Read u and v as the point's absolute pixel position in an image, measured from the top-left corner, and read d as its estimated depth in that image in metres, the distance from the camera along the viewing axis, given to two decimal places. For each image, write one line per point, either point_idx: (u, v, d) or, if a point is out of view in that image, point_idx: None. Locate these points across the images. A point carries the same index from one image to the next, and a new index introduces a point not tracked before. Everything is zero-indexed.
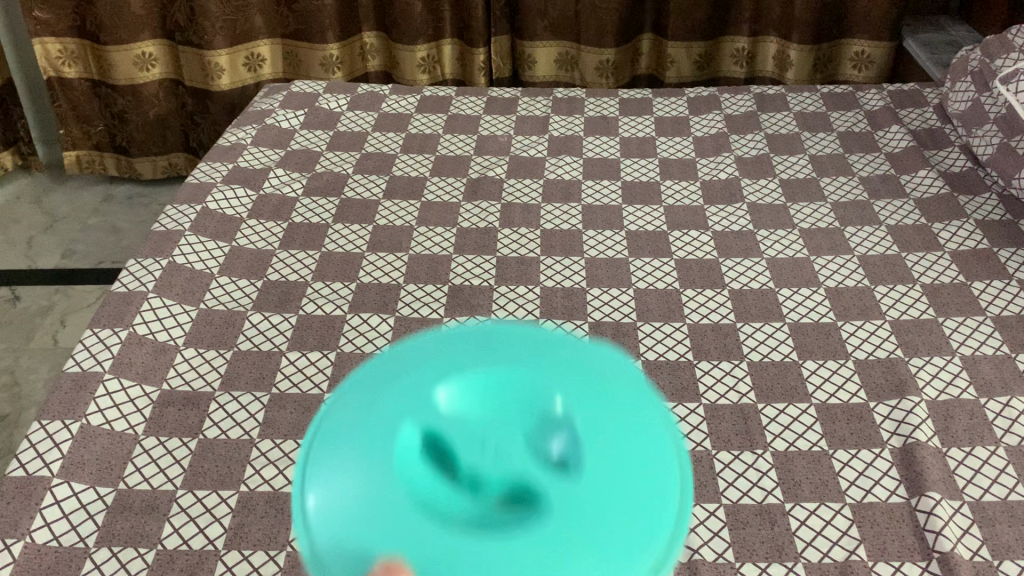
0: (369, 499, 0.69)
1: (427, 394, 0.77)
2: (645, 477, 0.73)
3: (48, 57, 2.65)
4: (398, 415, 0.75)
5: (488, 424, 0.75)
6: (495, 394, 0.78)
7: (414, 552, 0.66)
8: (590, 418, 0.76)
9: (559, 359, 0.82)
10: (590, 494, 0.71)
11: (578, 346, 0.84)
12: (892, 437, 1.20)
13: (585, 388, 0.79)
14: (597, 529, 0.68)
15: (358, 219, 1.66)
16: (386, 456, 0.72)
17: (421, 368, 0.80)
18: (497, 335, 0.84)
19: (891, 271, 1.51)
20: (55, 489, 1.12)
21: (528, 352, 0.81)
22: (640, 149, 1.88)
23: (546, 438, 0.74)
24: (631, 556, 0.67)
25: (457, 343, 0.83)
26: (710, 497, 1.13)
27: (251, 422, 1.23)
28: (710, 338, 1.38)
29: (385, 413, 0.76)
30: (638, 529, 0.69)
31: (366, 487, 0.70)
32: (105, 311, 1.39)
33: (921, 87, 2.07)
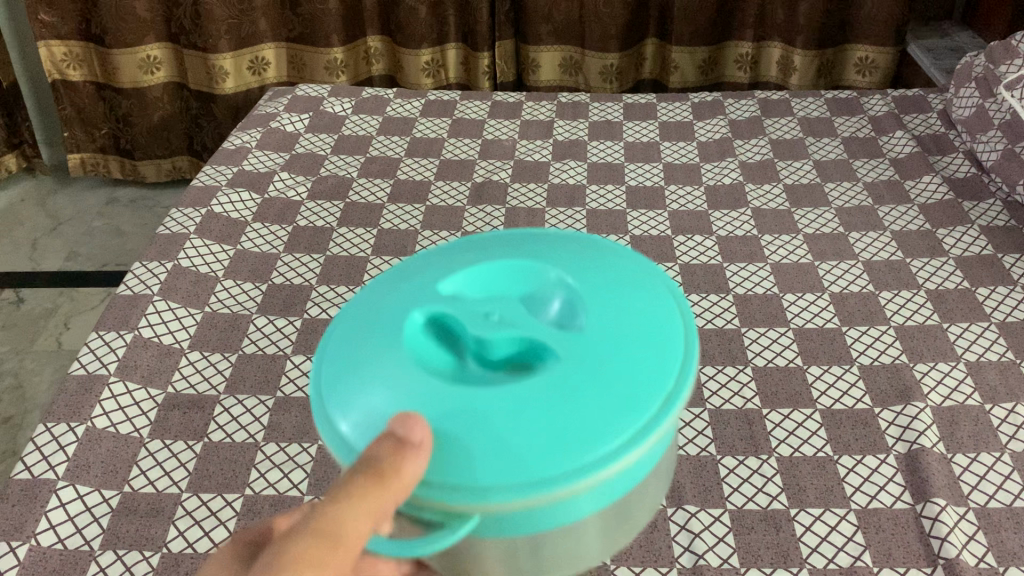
0: (388, 370, 0.77)
1: (430, 287, 0.86)
2: (644, 316, 0.82)
3: (53, 60, 2.66)
4: (405, 305, 0.84)
5: (491, 301, 0.84)
6: (493, 278, 0.87)
7: (434, 410, 0.73)
8: (586, 283, 0.85)
9: (549, 247, 0.91)
10: (595, 339, 0.78)
11: (564, 236, 0.95)
12: (897, 442, 1.20)
13: (578, 263, 0.88)
14: (604, 368, 0.76)
15: (363, 223, 1.66)
16: (398, 338, 0.80)
17: (425, 269, 0.90)
18: (490, 238, 0.95)
19: (896, 277, 1.51)
20: (60, 491, 1.12)
21: (522, 246, 0.91)
22: (645, 154, 1.88)
23: (544, 306, 0.84)
24: (640, 375, 0.75)
25: (455, 249, 0.93)
26: (715, 502, 1.13)
27: (255, 425, 1.23)
28: (714, 343, 1.39)
29: (394, 305, 0.85)
30: (643, 366, 0.76)
31: (384, 361, 0.78)
32: (111, 314, 1.39)
33: (925, 92, 2.07)
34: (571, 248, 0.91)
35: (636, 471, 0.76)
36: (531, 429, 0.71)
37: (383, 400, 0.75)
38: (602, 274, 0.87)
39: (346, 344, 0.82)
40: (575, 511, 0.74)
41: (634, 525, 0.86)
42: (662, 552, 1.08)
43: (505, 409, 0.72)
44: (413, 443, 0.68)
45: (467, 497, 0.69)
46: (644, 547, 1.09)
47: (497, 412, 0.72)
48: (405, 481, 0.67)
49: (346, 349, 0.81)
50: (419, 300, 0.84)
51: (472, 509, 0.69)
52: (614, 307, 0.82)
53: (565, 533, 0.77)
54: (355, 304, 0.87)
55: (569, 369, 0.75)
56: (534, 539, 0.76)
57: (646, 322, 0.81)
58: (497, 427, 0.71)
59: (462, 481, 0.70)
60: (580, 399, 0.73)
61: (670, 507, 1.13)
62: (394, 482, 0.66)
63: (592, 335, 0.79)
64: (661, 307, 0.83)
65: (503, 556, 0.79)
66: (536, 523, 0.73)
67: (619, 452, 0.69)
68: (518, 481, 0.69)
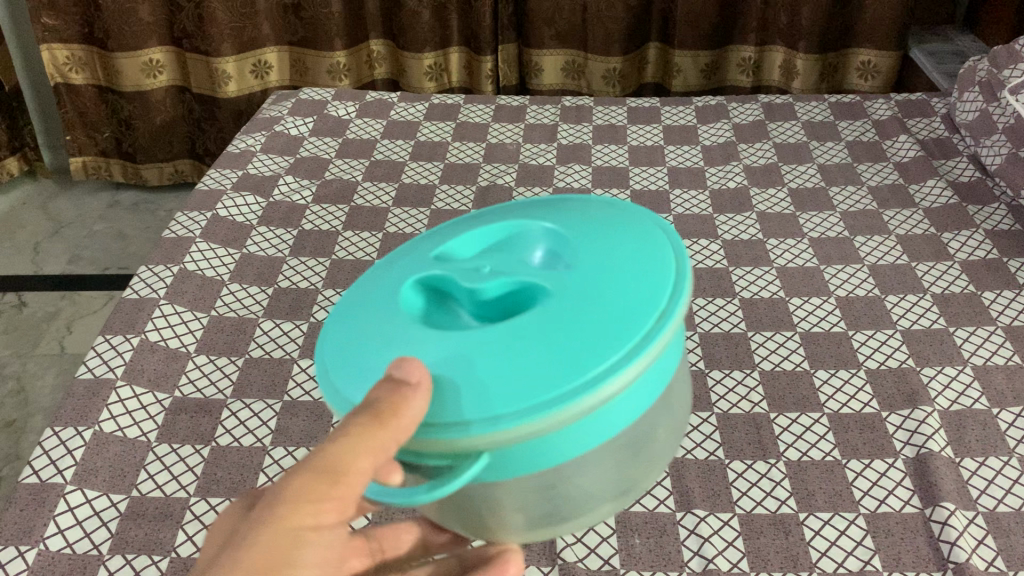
0: (386, 332, 0.79)
1: (424, 258, 0.89)
2: (633, 249, 0.83)
3: (55, 64, 2.66)
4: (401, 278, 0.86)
5: (484, 260, 0.86)
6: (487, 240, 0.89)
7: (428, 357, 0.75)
8: (574, 231, 0.87)
9: (540, 210, 0.93)
10: (585, 275, 0.79)
11: (555, 201, 0.97)
12: (905, 446, 1.20)
13: (569, 218, 0.90)
14: (594, 297, 0.76)
15: (367, 226, 1.66)
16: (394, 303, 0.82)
17: (423, 246, 0.93)
18: (483, 214, 0.97)
19: (901, 281, 1.51)
20: (68, 496, 1.12)
21: (511, 214, 0.94)
22: (649, 158, 1.88)
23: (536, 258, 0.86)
24: (630, 297, 0.76)
25: (452, 227, 0.96)
26: (724, 506, 1.13)
27: (263, 429, 1.23)
28: (721, 347, 1.39)
29: (392, 277, 0.87)
30: (633, 289, 0.77)
31: (382, 324, 0.80)
32: (117, 318, 1.39)
33: (928, 96, 2.07)
34: (561, 208, 0.94)
35: (637, 395, 0.76)
36: (524, 358, 0.72)
37: (384, 357, 0.77)
38: (591, 222, 0.89)
39: (349, 315, 0.85)
40: (578, 440, 0.74)
41: (653, 465, 0.85)
42: (672, 556, 1.08)
43: (498, 346, 0.74)
44: (411, 383, 0.70)
45: (461, 430, 0.69)
46: (653, 551, 1.09)
47: (491, 349, 0.73)
48: (406, 421, 0.69)
49: (349, 320, 0.84)
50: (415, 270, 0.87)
51: (470, 443, 0.69)
52: (604, 245, 0.84)
53: (575, 468, 0.77)
54: (359, 285, 0.90)
55: (560, 304, 0.76)
56: (544, 477, 0.77)
57: (636, 253, 0.82)
58: (491, 363, 0.72)
59: (456, 416, 0.70)
60: (572, 327, 0.74)
61: (679, 511, 1.13)
62: (394, 420, 0.68)
63: (583, 272, 0.80)
64: (649, 239, 0.84)
65: (518, 500, 0.79)
66: (542, 456, 0.74)
67: (612, 365, 0.70)
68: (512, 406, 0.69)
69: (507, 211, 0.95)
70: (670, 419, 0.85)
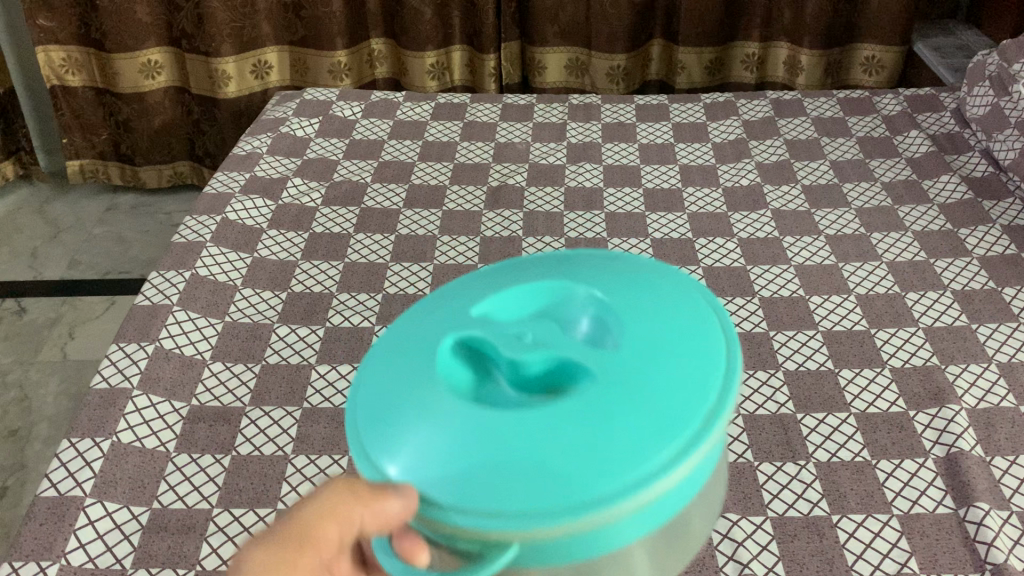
0: (417, 400, 0.72)
1: (453, 309, 0.81)
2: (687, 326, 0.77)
3: (51, 65, 2.63)
4: (431, 334, 0.79)
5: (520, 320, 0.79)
6: (525, 299, 0.82)
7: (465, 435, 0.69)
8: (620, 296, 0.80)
9: (584, 266, 0.85)
10: (632, 357, 0.73)
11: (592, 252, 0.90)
12: (935, 446, 1.19)
13: (612, 277, 0.83)
14: (648, 382, 0.71)
15: (379, 229, 1.64)
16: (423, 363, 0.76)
17: (450, 290, 0.85)
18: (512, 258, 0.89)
19: (921, 277, 1.50)
20: (88, 509, 1.09)
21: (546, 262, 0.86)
22: (660, 156, 1.87)
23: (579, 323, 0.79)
24: (688, 387, 0.70)
25: (485, 275, 0.87)
26: (755, 510, 1.12)
27: (284, 437, 1.21)
28: (744, 347, 1.37)
29: (420, 329, 0.80)
30: (692, 376, 0.71)
31: (411, 385, 0.74)
32: (130, 325, 1.36)
33: (937, 91, 2.06)
34: (606, 267, 0.86)
35: (687, 489, 0.70)
36: (575, 448, 0.66)
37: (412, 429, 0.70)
38: (638, 287, 0.82)
39: (369, 369, 0.78)
40: (622, 536, 0.68)
41: (684, 551, 0.81)
42: (706, 562, 1.06)
43: (539, 434, 0.67)
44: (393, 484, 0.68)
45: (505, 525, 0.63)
46: None
47: (533, 432, 0.68)
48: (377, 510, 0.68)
49: (373, 375, 0.77)
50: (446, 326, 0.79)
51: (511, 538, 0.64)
52: (657, 323, 0.77)
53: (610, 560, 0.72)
54: (381, 329, 0.83)
55: (610, 388, 0.70)
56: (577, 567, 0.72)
57: (687, 336, 0.75)
58: (533, 450, 0.67)
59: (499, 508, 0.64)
60: (623, 422, 0.67)
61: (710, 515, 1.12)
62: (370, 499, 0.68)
63: (631, 353, 0.73)
64: (703, 317, 0.78)
65: None
66: (580, 551, 0.68)
67: (663, 475, 0.64)
68: (562, 504, 0.64)
69: (546, 262, 0.87)
70: (710, 505, 0.79)
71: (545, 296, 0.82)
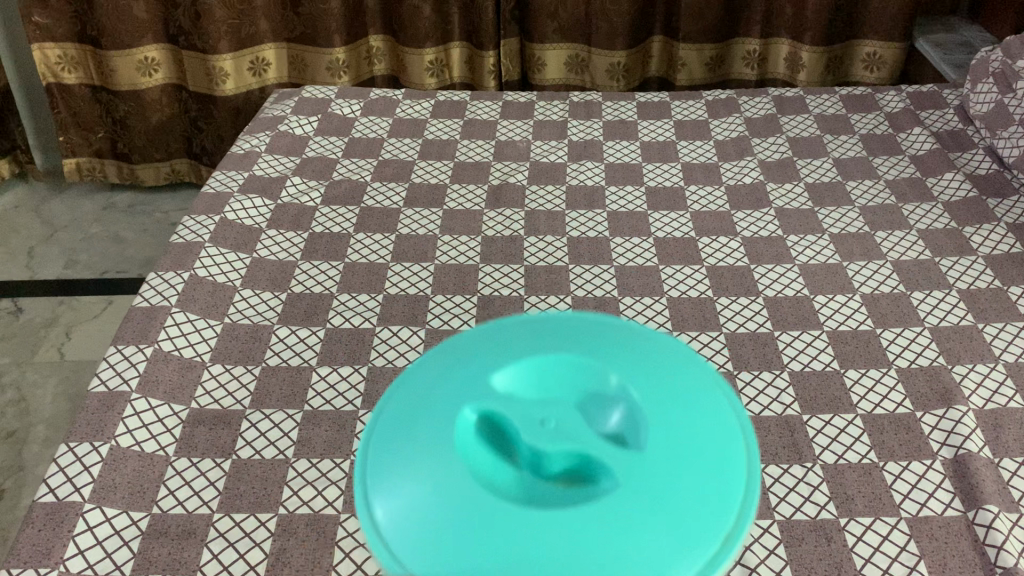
0: (447, 475, 0.80)
1: (486, 382, 0.90)
2: (704, 436, 0.86)
3: (47, 63, 2.61)
4: (462, 401, 0.87)
5: (548, 406, 0.88)
6: (553, 378, 0.91)
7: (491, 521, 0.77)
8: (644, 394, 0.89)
9: (612, 346, 0.94)
10: (652, 464, 0.82)
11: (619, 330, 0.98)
12: (942, 448, 1.18)
13: (636, 368, 0.92)
14: (665, 497, 0.79)
15: (379, 228, 1.63)
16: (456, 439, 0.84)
17: (483, 356, 0.93)
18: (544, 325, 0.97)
19: (926, 276, 1.49)
20: (87, 515, 1.08)
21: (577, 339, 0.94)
22: (662, 154, 1.85)
23: (604, 414, 0.88)
24: (703, 506, 0.79)
25: (518, 333, 0.96)
26: (762, 513, 1.11)
27: (285, 440, 1.20)
28: (748, 347, 1.36)
29: (452, 397, 0.88)
30: (709, 495, 0.80)
31: (442, 458, 0.82)
32: (128, 327, 1.35)
33: (940, 88, 2.05)
34: (630, 346, 0.95)
35: None
36: (593, 552, 0.75)
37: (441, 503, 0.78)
38: (658, 381, 0.90)
39: (403, 429, 0.86)
40: None
41: None
42: None
43: (558, 529, 0.76)
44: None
45: None
46: None
47: (556, 532, 0.76)
48: None
49: (405, 434, 0.85)
50: (478, 397, 0.88)
51: None
52: (674, 427, 0.86)
53: None
54: (416, 386, 0.91)
55: (630, 499, 0.79)
56: None
57: (703, 447, 0.84)
58: (555, 549, 0.75)
59: None
60: (640, 533, 0.76)
61: None
62: None
63: (645, 457, 0.83)
64: (720, 427, 0.87)
65: None
66: None
67: None
68: None
69: (577, 332, 0.96)
70: None
71: (570, 375, 0.91)
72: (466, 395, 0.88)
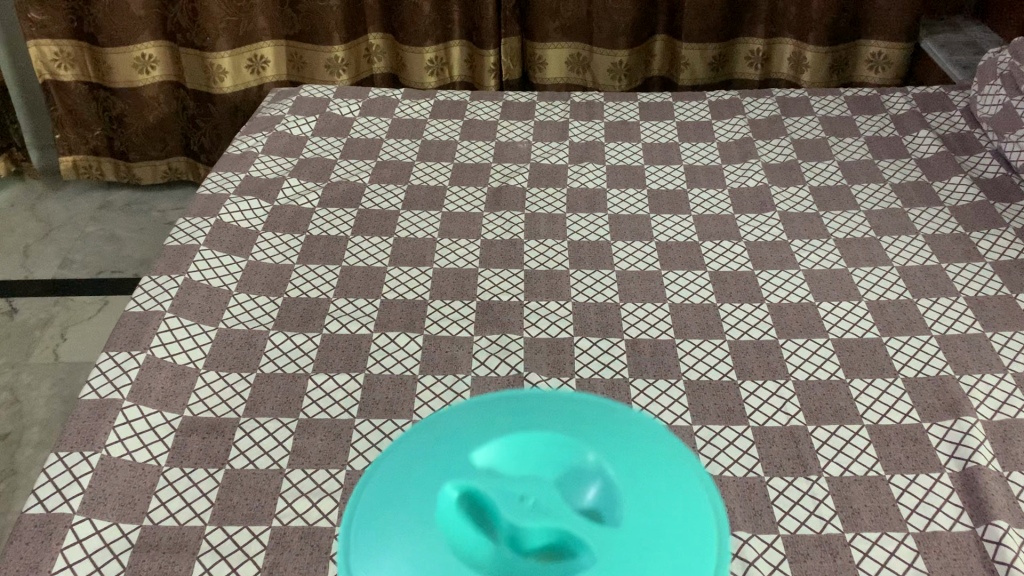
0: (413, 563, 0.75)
1: (463, 456, 0.84)
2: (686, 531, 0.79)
3: (43, 60, 2.58)
4: (436, 479, 0.82)
5: (526, 485, 0.82)
6: (533, 452, 0.85)
7: None
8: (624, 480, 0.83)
9: (592, 421, 0.88)
10: (629, 559, 0.76)
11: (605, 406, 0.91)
12: (950, 460, 1.16)
13: (619, 450, 0.85)
14: None
15: (378, 231, 1.61)
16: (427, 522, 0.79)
17: (463, 427, 0.88)
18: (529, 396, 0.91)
19: (933, 282, 1.47)
20: (76, 527, 1.06)
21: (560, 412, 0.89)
22: (664, 155, 1.83)
23: (583, 497, 0.81)
24: None
25: (496, 406, 0.90)
26: (767, 528, 1.08)
27: (279, 450, 1.17)
28: (753, 355, 1.34)
29: (427, 475, 0.83)
30: None
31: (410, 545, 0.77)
32: (121, 332, 1.32)
33: (947, 90, 2.02)
34: (614, 425, 0.88)
35: None
36: None
37: None
38: (641, 468, 0.84)
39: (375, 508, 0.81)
40: None
41: None
42: None
43: None
44: None
45: None
46: None
47: None
48: None
49: (376, 515, 0.80)
50: (452, 475, 0.82)
51: None
52: (655, 511, 0.81)
53: None
54: (392, 460, 0.86)
55: None
56: None
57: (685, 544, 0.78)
58: None
59: None
60: None
61: None
62: None
63: (621, 551, 0.77)
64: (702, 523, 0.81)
65: None
66: None
67: None
68: None
69: (555, 407, 0.90)
70: None
71: (550, 451, 0.84)
72: (439, 476, 0.83)
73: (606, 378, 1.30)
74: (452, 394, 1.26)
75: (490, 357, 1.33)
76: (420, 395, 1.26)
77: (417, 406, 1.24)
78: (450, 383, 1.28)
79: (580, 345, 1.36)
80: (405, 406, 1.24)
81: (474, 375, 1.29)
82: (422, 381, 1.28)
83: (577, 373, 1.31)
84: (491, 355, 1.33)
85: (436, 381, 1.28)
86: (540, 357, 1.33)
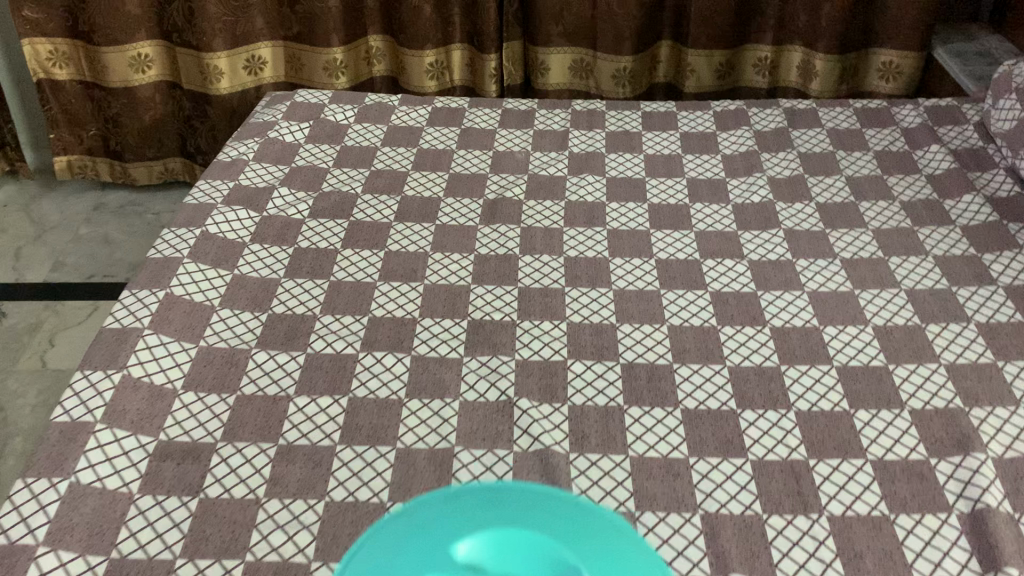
0: None
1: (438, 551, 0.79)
2: None
3: (38, 58, 2.54)
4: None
5: None
6: (510, 548, 0.79)
7: None
8: None
9: (575, 523, 0.83)
10: None
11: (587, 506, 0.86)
12: (959, 500, 1.11)
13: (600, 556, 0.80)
14: None
15: (368, 244, 1.55)
16: None
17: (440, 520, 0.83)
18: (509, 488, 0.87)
19: (943, 307, 1.41)
20: (40, 559, 1.01)
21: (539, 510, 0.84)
22: (667, 168, 1.77)
23: None
24: None
25: (473, 496, 0.85)
26: (764, 571, 1.03)
27: (256, 478, 1.13)
28: (753, 383, 1.28)
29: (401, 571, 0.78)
30: None
31: None
32: (97, 350, 1.27)
33: (960, 102, 1.96)
34: (595, 524, 0.83)
35: None
36: None
37: None
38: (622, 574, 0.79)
39: None
40: None
41: None
42: None
43: None
44: None
45: None
46: None
47: None
48: None
49: None
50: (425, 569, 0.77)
51: None
52: None
53: None
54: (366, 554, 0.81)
55: None
56: None
57: None
58: None
59: None
60: None
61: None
62: None
63: None
64: None
65: None
66: None
67: None
68: None
69: (535, 503, 0.85)
70: None
71: (528, 549, 0.79)
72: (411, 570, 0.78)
73: (599, 405, 1.24)
74: (439, 420, 1.21)
75: (479, 380, 1.28)
76: (405, 420, 1.21)
77: (401, 433, 1.19)
78: (437, 408, 1.23)
79: (573, 369, 1.30)
80: (389, 432, 1.19)
81: (463, 400, 1.24)
82: (408, 406, 1.23)
83: (569, 399, 1.25)
84: (481, 379, 1.28)
85: (422, 405, 1.23)
86: (531, 381, 1.28)
